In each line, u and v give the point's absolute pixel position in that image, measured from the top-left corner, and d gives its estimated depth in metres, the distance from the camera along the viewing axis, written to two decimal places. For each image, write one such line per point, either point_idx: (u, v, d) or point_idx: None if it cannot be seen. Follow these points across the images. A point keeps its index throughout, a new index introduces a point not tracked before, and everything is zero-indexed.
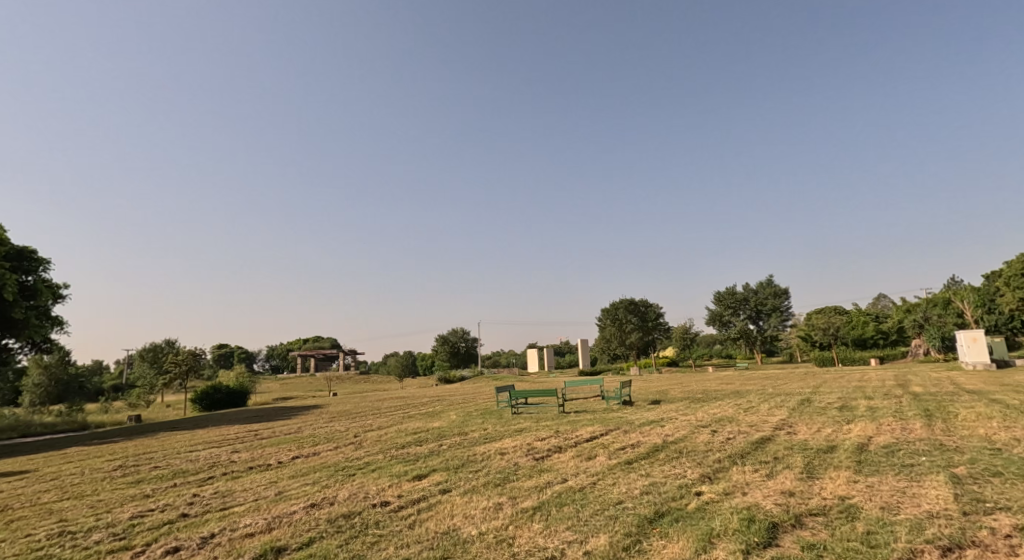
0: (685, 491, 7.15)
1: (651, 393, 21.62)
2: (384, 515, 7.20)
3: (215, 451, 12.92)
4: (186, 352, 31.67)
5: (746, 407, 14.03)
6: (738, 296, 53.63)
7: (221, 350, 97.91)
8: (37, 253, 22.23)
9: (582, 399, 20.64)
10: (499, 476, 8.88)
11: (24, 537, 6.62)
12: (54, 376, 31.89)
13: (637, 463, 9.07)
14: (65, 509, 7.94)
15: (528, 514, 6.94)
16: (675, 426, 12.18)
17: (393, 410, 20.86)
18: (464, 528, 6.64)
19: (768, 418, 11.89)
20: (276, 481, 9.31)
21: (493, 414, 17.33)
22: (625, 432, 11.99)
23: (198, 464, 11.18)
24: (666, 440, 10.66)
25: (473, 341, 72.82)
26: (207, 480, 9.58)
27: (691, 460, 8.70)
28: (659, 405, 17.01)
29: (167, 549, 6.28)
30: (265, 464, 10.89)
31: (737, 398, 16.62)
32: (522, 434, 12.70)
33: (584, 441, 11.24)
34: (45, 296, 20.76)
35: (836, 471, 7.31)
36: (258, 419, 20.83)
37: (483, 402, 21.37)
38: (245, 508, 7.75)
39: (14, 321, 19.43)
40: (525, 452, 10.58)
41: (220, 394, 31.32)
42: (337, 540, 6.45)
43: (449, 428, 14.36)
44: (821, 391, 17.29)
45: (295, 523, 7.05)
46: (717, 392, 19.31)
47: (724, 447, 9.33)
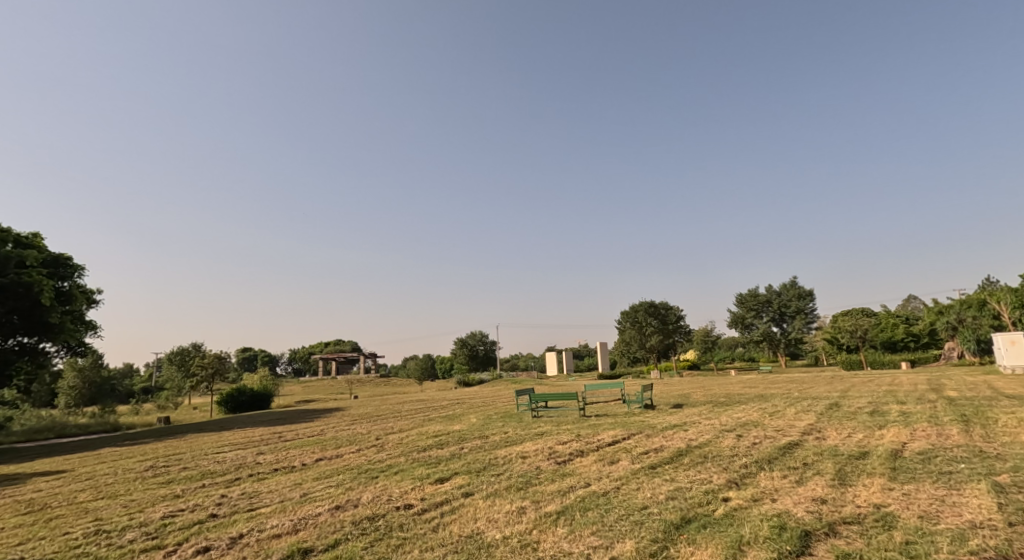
0: (711, 497, 7.04)
1: (674, 397, 21.39)
2: (408, 518, 7.23)
3: (241, 453, 13.15)
4: (213, 356, 32.44)
5: (771, 411, 13.77)
6: (761, 298, 52.94)
7: (246, 354, 100.01)
8: (71, 260, 22.90)
9: (602, 402, 20.47)
10: (521, 480, 8.86)
11: (62, 535, 6.81)
12: (87, 379, 32.82)
13: (661, 467, 8.96)
14: (99, 508, 8.15)
15: (552, 519, 6.91)
16: (699, 430, 12.01)
17: (413, 413, 21.01)
18: (488, 532, 6.65)
19: (795, 423, 11.64)
20: (301, 483, 9.44)
21: (513, 418, 17.33)
22: (648, 436, 11.86)
23: (225, 465, 11.39)
24: (690, 445, 10.51)
25: (491, 344, 73.05)
26: (234, 482, 9.76)
27: (716, 465, 8.57)
28: (682, 409, 16.79)
29: (197, 549, 6.40)
30: (289, 466, 11.04)
31: (762, 402, 16.30)
32: (543, 438, 12.66)
33: (606, 445, 11.16)
34: (79, 302, 21.41)
35: (870, 478, 7.13)
36: (282, 421, 21.17)
37: (503, 405, 21.36)
38: (272, 509, 7.88)
39: (50, 327, 20.07)
40: (547, 456, 10.53)
41: (244, 397, 31.93)
42: (363, 543, 6.49)
43: (470, 432, 14.40)
44: (850, 395, 16.84)
45: (320, 524, 7.13)
46: (741, 395, 19.02)
47: (750, 452, 9.16)
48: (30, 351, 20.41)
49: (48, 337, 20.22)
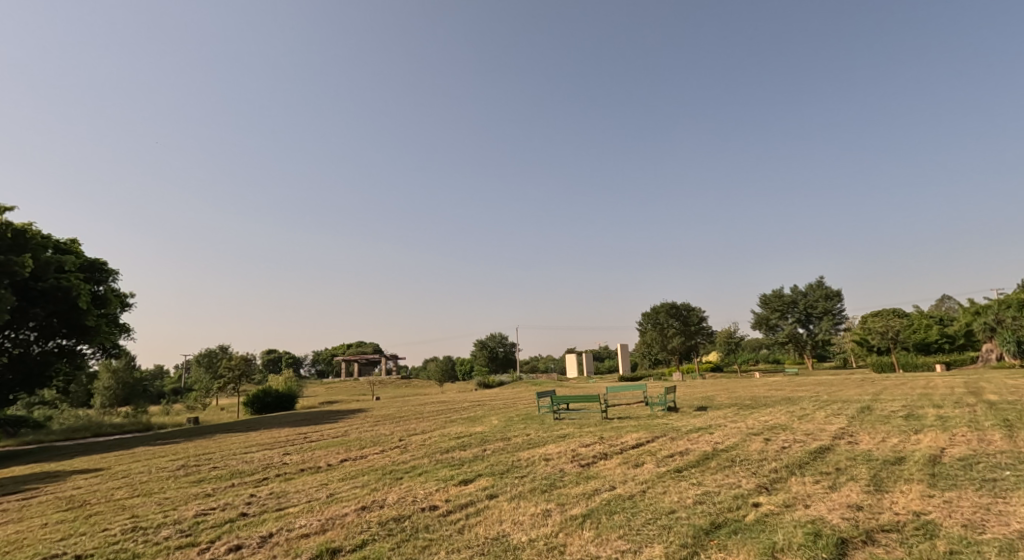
0: (741, 502, 6.92)
1: (698, 399, 21.10)
2: (434, 520, 7.26)
3: (267, 453, 13.40)
4: (239, 357, 33.10)
5: (800, 414, 13.47)
6: (786, 298, 52.14)
7: (271, 355, 102.01)
8: (106, 265, 23.59)
9: (625, 405, 20.27)
10: (546, 482, 8.84)
11: (101, 532, 7.01)
12: (121, 380, 33.72)
13: (688, 471, 8.83)
14: (135, 506, 8.37)
15: (578, 522, 6.87)
16: (725, 433, 11.82)
17: (436, 414, 21.14)
18: (514, 534, 6.64)
19: (826, 427, 11.37)
20: (327, 483, 9.57)
21: (535, 420, 17.22)
22: (672, 439, 11.73)
23: (253, 465, 11.63)
24: (717, 448, 10.34)
25: (511, 346, 73.25)
26: (262, 481, 9.95)
27: (744, 470, 8.41)
28: (706, 411, 16.54)
29: (229, 547, 6.53)
30: (315, 466, 11.20)
31: (790, 405, 15.94)
32: (567, 440, 12.59)
33: (630, 448, 11.05)
34: (114, 305, 22.02)
35: (908, 484, 6.93)
36: (306, 422, 21.47)
37: (524, 407, 21.36)
38: (299, 509, 8.00)
39: (86, 330, 20.64)
40: (571, 458, 10.47)
41: (270, 398, 32.46)
42: (390, 544, 6.54)
43: (492, 434, 14.40)
44: (882, 398, 16.38)
45: (348, 524, 7.23)
46: (767, 398, 18.68)
47: (780, 456, 8.97)
48: (67, 353, 21.01)
49: (84, 339, 20.80)
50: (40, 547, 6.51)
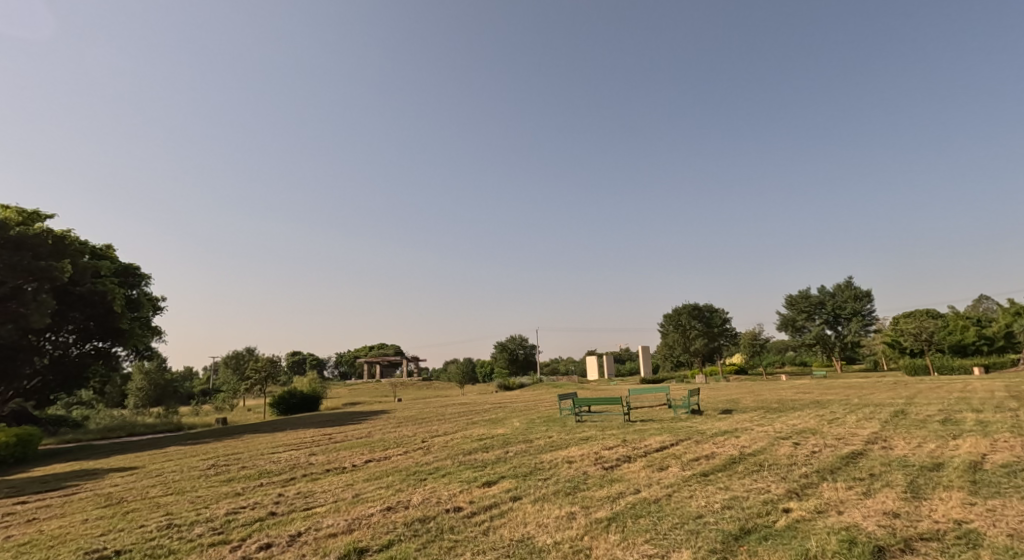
0: (771, 507, 6.79)
1: (722, 402, 20.74)
2: (459, 522, 7.29)
3: (294, 453, 13.62)
4: (266, 360, 33.71)
5: (831, 418, 13.10)
6: (813, 299, 51.05)
7: (295, 358, 103.91)
8: (140, 270, 24.31)
9: (648, 407, 20.06)
10: (569, 484, 8.80)
11: (138, 528, 7.21)
12: (153, 381, 34.63)
13: (714, 475, 8.71)
14: (169, 503, 8.60)
15: (603, 525, 6.83)
16: (752, 437, 11.58)
17: (457, 416, 21.21)
18: (540, 536, 6.63)
19: (858, 431, 11.07)
20: (353, 483, 9.68)
21: (556, 422, 17.20)
22: (697, 442, 11.58)
23: (280, 465, 11.85)
24: (744, 452, 10.16)
25: (531, 349, 73.19)
26: (290, 481, 10.13)
27: (773, 475, 8.25)
28: (731, 414, 16.26)
29: (260, 545, 6.67)
30: (340, 467, 11.36)
31: (819, 408, 15.54)
32: (589, 442, 12.53)
33: (654, 451, 10.93)
34: (146, 309, 22.60)
35: (947, 491, 6.72)
36: (330, 423, 21.77)
37: (546, 410, 21.26)
38: (327, 509, 8.12)
39: (121, 332, 21.29)
40: (594, 461, 10.39)
41: (294, 400, 32.96)
42: (415, 545, 6.59)
43: (514, 436, 14.37)
44: (918, 402, 15.79)
45: (374, 524, 7.31)
46: (795, 401, 18.24)
47: (810, 461, 8.77)
48: (103, 354, 21.69)
49: (119, 341, 21.47)
50: (82, 542, 6.72)
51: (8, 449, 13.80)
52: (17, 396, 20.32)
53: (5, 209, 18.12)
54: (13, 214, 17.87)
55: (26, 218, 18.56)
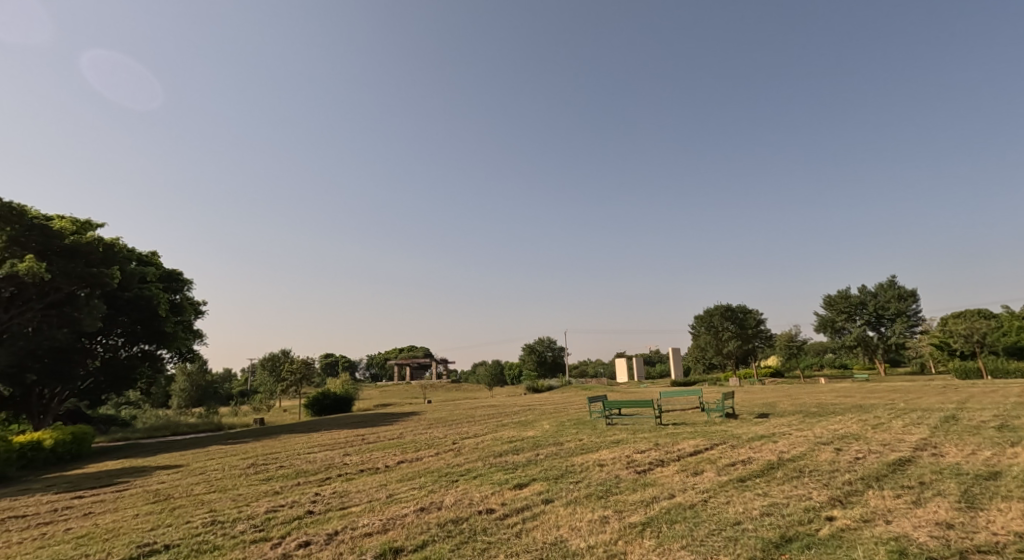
0: (813, 515, 6.59)
1: (758, 405, 20.20)
2: (492, 523, 7.32)
3: (329, 453, 13.90)
4: (300, 361, 34.49)
5: (875, 424, 12.65)
6: (853, 299, 49.44)
7: (328, 359, 106.10)
8: (183, 275, 25.18)
9: (680, 410, 19.73)
10: (601, 488, 8.72)
11: (185, 524, 7.48)
12: (195, 382, 35.82)
13: (752, 481, 8.50)
14: (212, 501, 8.88)
15: (638, 530, 6.75)
16: (791, 442, 11.27)
17: (487, 418, 21.30)
18: (572, 540, 6.60)
19: (905, 437, 10.65)
20: (387, 484, 9.81)
21: (586, 425, 17.04)
22: (733, 447, 11.33)
23: (316, 465, 12.11)
24: (782, 458, 9.88)
25: (560, 350, 72.85)
26: (325, 481, 10.34)
27: (814, 481, 8.01)
28: (768, 419, 15.83)
29: (300, 543, 6.83)
30: (373, 467, 11.55)
31: (861, 413, 15.04)
32: (621, 446, 12.40)
33: (688, 455, 10.76)
34: (188, 313, 23.40)
35: (1005, 502, 6.40)
36: (363, 424, 22.12)
37: (575, 412, 21.13)
38: (362, 509, 8.25)
39: (165, 335, 22.10)
40: (626, 465, 10.29)
41: (328, 401, 33.62)
42: (449, 545, 6.65)
43: (545, 438, 14.34)
44: (969, 408, 15.08)
45: (408, 525, 7.39)
46: (835, 405, 17.65)
47: (854, 468, 8.48)
48: (149, 357, 22.56)
49: (163, 344, 22.30)
50: (133, 536, 7.00)
51: (64, 446, 14.51)
52: (70, 396, 21.34)
53: (59, 219, 19.03)
54: (66, 224, 18.75)
55: (78, 227, 19.46)
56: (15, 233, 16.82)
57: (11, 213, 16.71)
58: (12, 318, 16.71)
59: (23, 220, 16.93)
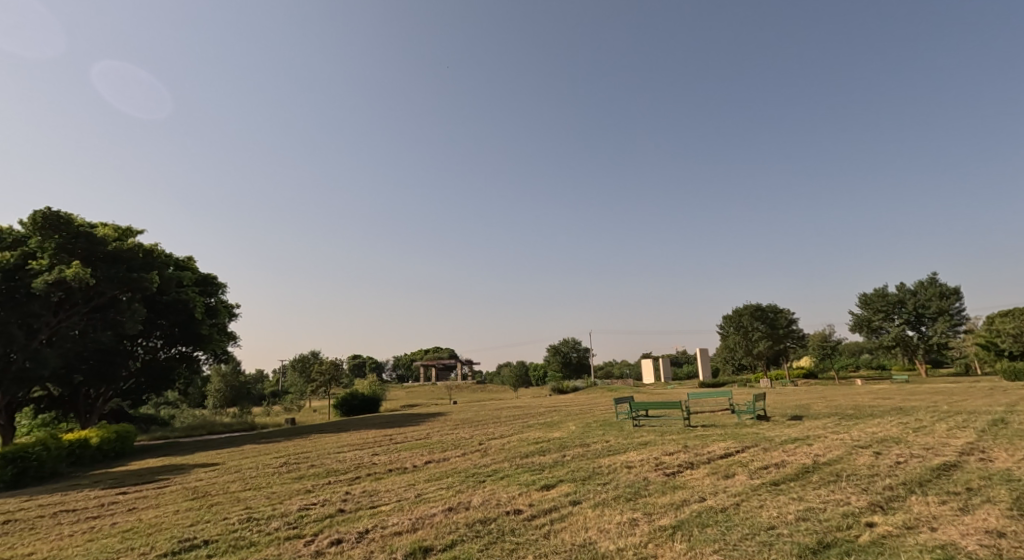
0: (852, 521, 6.40)
1: (791, 407, 19.67)
2: (520, 524, 7.31)
3: (358, 453, 14.10)
4: (329, 362, 35.08)
5: (916, 427, 12.19)
6: (891, 298, 47.83)
7: (355, 360, 107.65)
8: (217, 279, 25.85)
9: (710, 412, 19.39)
10: (629, 490, 8.64)
11: (222, 520, 7.68)
12: (229, 383, 36.79)
13: (786, 485, 8.30)
14: (247, 498, 9.10)
15: (668, 533, 6.66)
16: (827, 445, 10.96)
17: (513, 419, 21.28)
18: (602, 542, 6.54)
19: (949, 441, 10.24)
20: (415, 484, 9.89)
21: (613, 427, 16.91)
22: (766, 449, 11.09)
23: (346, 464, 12.31)
24: (818, 461, 9.62)
25: (585, 352, 72.37)
26: (355, 480, 10.50)
27: (852, 486, 7.77)
28: (802, 421, 15.44)
29: (332, 541, 6.94)
30: (402, 467, 11.67)
31: (901, 415, 14.54)
32: (649, 447, 12.26)
33: (718, 458, 10.57)
34: (223, 316, 24.03)
35: None
36: (391, 424, 22.35)
37: (602, 414, 20.98)
38: (391, 508, 8.33)
39: (202, 337, 22.74)
40: (654, 467, 10.16)
41: (356, 401, 34.12)
42: (478, 545, 6.67)
43: (571, 439, 14.30)
44: (1018, 411, 14.38)
45: (437, 524, 7.44)
46: (873, 407, 17.06)
47: (895, 472, 8.19)
48: (186, 358, 23.25)
49: (200, 346, 22.95)
50: (174, 531, 7.22)
51: (109, 443, 15.06)
52: (114, 396, 22.18)
53: (103, 227, 19.77)
54: (109, 231, 19.48)
55: (120, 234, 20.18)
56: (62, 240, 17.56)
57: (58, 221, 17.45)
58: (60, 322, 17.41)
59: (69, 227, 17.66)
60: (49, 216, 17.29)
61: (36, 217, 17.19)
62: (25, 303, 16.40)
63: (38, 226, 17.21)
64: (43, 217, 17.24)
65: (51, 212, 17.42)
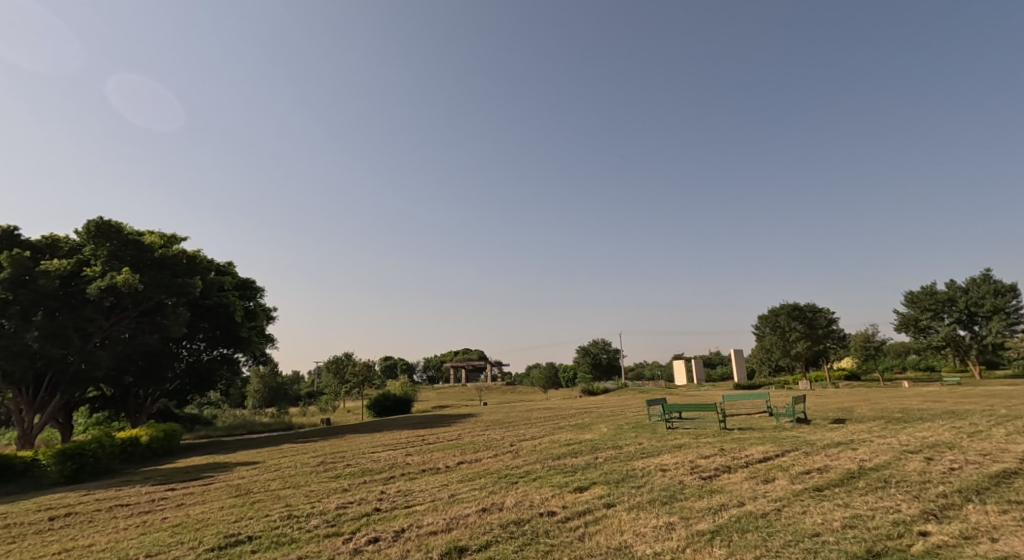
0: (904, 529, 6.13)
1: (833, 411, 18.99)
2: (554, 526, 7.26)
3: (392, 453, 14.27)
4: (362, 364, 35.63)
5: (969, 432, 11.61)
6: (939, 296, 45.75)
7: (386, 362, 109.49)
8: (255, 283, 26.57)
9: (746, 414, 18.91)
10: (664, 493, 8.48)
11: (264, 517, 7.87)
12: (267, 384, 37.78)
13: (830, 490, 8.01)
14: (287, 496, 9.30)
15: (707, 538, 6.51)
16: (873, 450, 10.54)
17: (544, 420, 21.20)
18: (638, 546, 6.43)
19: (1006, 447, 9.70)
20: (448, 484, 9.94)
21: (646, 428, 16.65)
22: (807, 454, 10.74)
23: (380, 464, 12.47)
24: (864, 466, 9.25)
25: (615, 353, 71.82)
26: (390, 479, 10.63)
27: (902, 492, 7.45)
28: (845, 424, 14.92)
29: (369, 539, 7.04)
30: (434, 467, 11.76)
31: (953, 420, 13.85)
32: (683, 450, 12.02)
33: (757, 462, 10.29)
34: (261, 318, 24.68)
35: None
36: (423, 425, 22.57)
37: (634, 415, 20.70)
38: (425, 508, 8.39)
39: (242, 340, 23.45)
40: (690, 470, 9.95)
41: (388, 402, 34.63)
42: (513, 546, 6.66)
43: (603, 441, 14.16)
44: None
45: (471, 525, 7.46)
46: (922, 411, 16.32)
47: (948, 479, 7.82)
48: (227, 360, 23.97)
49: (240, 348, 23.66)
50: (219, 527, 7.43)
51: (157, 442, 15.63)
52: (161, 396, 23.03)
53: (149, 234, 20.61)
54: (155, 238, 20.30)
55: (165, 241, 21.00)
56: (113, 248, 18.34)
57: (110, 229, 18.26)
58: (111, 326, 18.17)
59: (120, 236, 18.46)
60: (101, 225, 18.12)
61: (89, 226, 18.02)
62: (81, 307, 17.20)
63: (91, 235, 18.03)
64: (96, 226, 18.07)
65: (103, 221, 18.24)
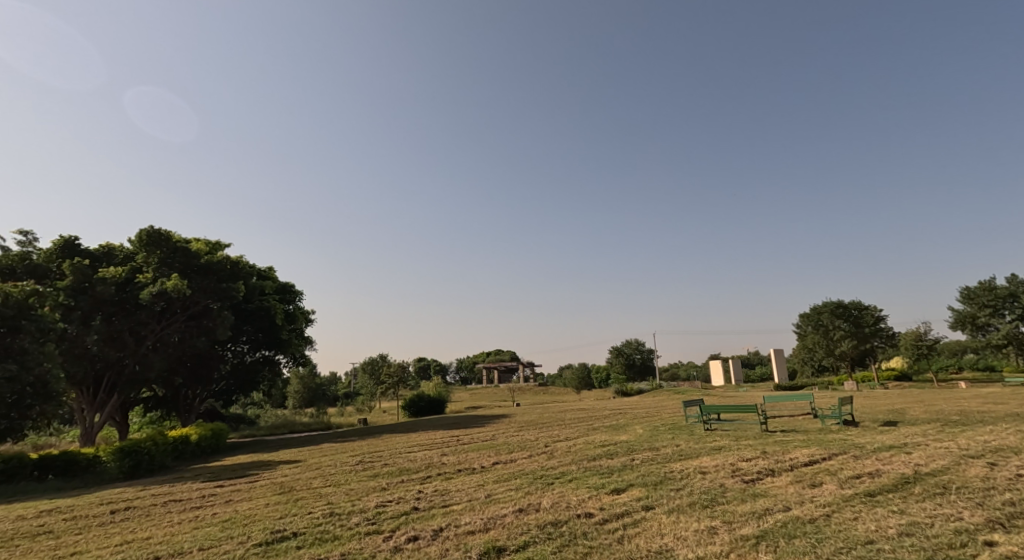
0: (967, 539, 5.80)
1: (882, 413, 18.15)
2: (592, 527, 7.17)
3: (428, 453, 14.39)
4: (397, 365, 36.13)
5: None
6: (999, 291, 43.43)
7: (421, 362, 110.97)
8: (294, 287, 27.32)
9: (788, 417, 18.30)
10: (705, 496, 8.26)
11: (306, 514, 8.03)
12: (306, 385, 38.72)
13: (882, 496, 7.65)
14: (328, 494, 9.49)
15: (751, 543, 6.30)
16: (927, 454, 10.03)
17: (578, 421, 21.07)
18: (680, 550, 6.28)
19: None
20: (484, 484, 9.94)
21: (683, 430, 16.34)
22: (856, 457, 10.31)
23: (417, 463, 12.58)
24: (920, 471, 8.80)
25: (649, 353, 70.87)
26: (426, 479, 10.70)
27: (964, 500, 7.04)
28: (896, 427, 14.25)
29: (409, 537, 7.10)
30: (470, 467, 11.78)
31: (1015, 423, 13.06)
32: (723, 453, 11.69)
33: (802, 465, 9.93)
34: (300, 321, 25.36)
35: None
36: (458, 425, 22.70)
37: (670, 416, 20.35)
38: (463, 507, 8.41)
39: (282, 342, 24.12)
40: (731, 473, 9.67)
41: (423, 402, 34.99)
42: (551, 547, 6.60)
43: (639, 442, 13.92)
44: None
45: (509, 525, 7.43)
46: (981, 414, 15.43)
47: (1014, 486, 7.35)
48: (269, 361, 24.73)
49: (281, 350, 24.33)
50: (265, 523, 7.63)
51: (205, 440, 16.22)
52: (208, 396, 23.88)
53: (195, 241, 21.39)
54: (201, 245, 21.05)
55: (210, 248, 21.76)
56: (163, 255, 19.15)
57: (160, 237, 19.04)
58: (162, 329, 18.93)
59: (169, 243, 19.23)
60: (152, 234, 18.90)
61: (141, 234, 18.82)
62: (135, 312, 18.00)
63: (143, 243, 18.85)
64: (147, 235, 18.86)
65: (153, 230, 19.02)
